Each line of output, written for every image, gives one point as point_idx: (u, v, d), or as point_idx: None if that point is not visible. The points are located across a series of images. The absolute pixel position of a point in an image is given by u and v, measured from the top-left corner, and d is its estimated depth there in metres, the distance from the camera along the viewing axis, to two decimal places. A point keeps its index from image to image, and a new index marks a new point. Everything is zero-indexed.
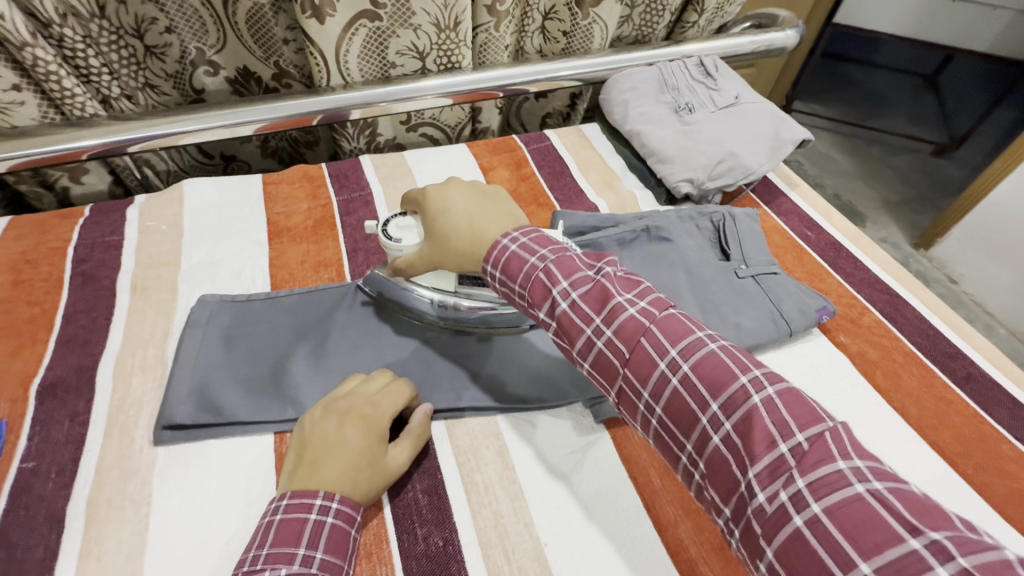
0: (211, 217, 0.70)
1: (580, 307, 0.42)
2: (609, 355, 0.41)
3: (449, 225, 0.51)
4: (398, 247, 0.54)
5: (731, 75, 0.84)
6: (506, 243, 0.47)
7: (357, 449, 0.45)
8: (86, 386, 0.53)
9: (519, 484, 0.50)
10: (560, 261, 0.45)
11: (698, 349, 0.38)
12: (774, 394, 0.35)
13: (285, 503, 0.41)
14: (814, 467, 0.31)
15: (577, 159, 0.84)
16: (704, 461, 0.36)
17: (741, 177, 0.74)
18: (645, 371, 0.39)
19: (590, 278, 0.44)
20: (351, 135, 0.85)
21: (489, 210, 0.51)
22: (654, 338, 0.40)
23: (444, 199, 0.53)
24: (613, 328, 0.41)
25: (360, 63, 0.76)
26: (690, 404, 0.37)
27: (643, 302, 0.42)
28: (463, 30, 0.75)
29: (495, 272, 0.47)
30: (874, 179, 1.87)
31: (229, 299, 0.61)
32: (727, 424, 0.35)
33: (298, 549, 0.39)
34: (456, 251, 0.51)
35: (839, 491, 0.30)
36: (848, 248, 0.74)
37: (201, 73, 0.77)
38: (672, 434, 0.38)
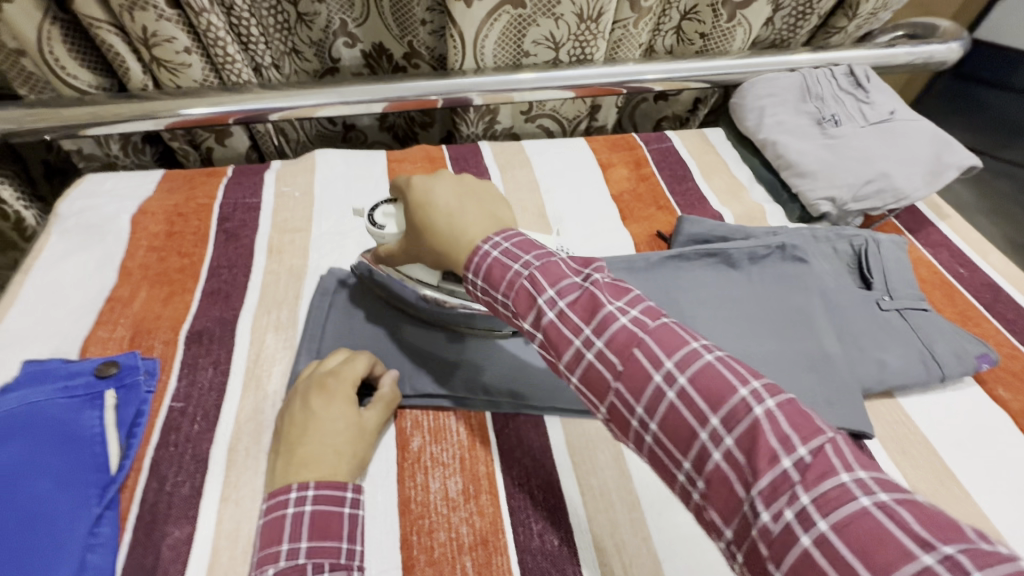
0: (339, 189, 0.72)
1: (568, 317, 0.36)
2: (599, 369, 0.35)
3: (431, 220, 0.44)
4: (380, 234, 0.52)
5: (884, 88, 0.77)
6: (486, 249, 0.40)
7: (335, 426, 0.45)
8: (227, 338, 0.56)
9: (638, 497, 0.48)
10: (545, 267, 0.38)
11: (695, 360, 0.33)
12: (775, 408, 0.30)
13: (264, 508, 0.40)
14: (818, 481, 0.28)
15: (700, 164, 0.81)
16: (703, 479, 0.31)
17: (891, 202, 0.68)
18: (639, 384, 0.34)
19: (578, 286, 0.37)
20: (471, 120, 0.85)
21: (472, 205, 0.44)
22: (648, 347, 0.34)
23: (427, 190, 0.45)
24: (603, 339, 0.35)
25: (496, 49, 0.76)
26: (688, 420, 0.32)
27: (637, 309, 0.36)
28: (604, 22, 0.73)
29: (474, 282, 0.41)
30: (999, 214, 1.70)
31: (353, 271, 0.61)
32: (727, 440, 0.31)
33: (282, 545, 0.38)
34: (434, 245, 0.44)
35: (845, 507, 0.27)
36: (1008, 292, 0.66)
37: (341, 44, 0.81)
38: (668, 453, 0.33)
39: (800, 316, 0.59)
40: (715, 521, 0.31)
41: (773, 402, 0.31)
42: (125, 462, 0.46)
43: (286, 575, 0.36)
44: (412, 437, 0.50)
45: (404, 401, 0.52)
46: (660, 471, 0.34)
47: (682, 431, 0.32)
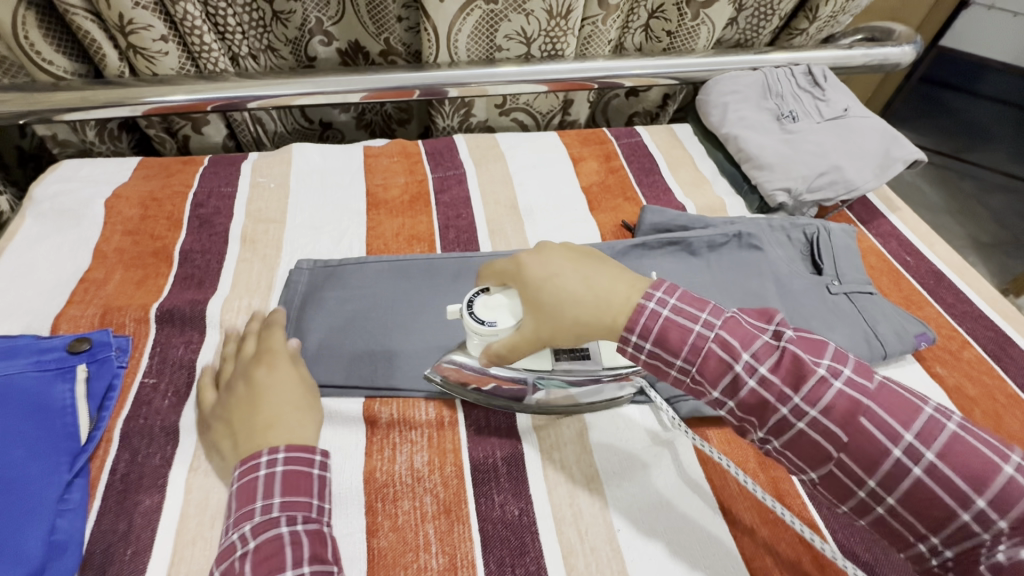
0: (315, 180, 0.74)
1: (718, 354, 0.41)
2: (762, 394, 0.40)
3: (561, 297, 0.43)
4: (493, 332, 0.45)
5: (840, 86, 0.81)
6: (653, 307, 0.42)
7: (281, 391, 0.48)
8: (199, 319, 0.57)
9: (597, 469, 0.50)
10: (725, 322, 0.42)
11: (824, 391, 0.39)
12: (931, 411, 0.39)
13: (236, 473, 0.42)
14: (935, 440, 0.37)
15: (668, 158, 0.84)
16: (798, 456, 0.40)
17: (842, 192, 0.72)
18: (783, 422, 0.40)
19: (752, 332, 0.42)
20: (447, 113, 0.87)
21: (600, 273, 0.45)
22: (812, 387, 0.39)
23: (546, 265, 0.45)
24: (765, 369, 0.40)
25: (469, 44, 0.78)
26: (824, 446, 0.39)
27: (767, 363, 0.40)
28: (573, 18, 0.76)
29: (639, 345, 0.43)
30: (963, 216, 1.82)
31: (321, 264, 0.63)
32: (887, 461, 0.38)
33: (255, 505, 0.41)
34: (574, 326, 0.43)
35: (938, 440, 0.37)
36: (951, 279, 0.70)
37: (317, 41, 0.83)
38: (800, 467, 0.41)
39: (754, 300, 0.62)
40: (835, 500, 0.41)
41: (847, 372, 0.40)
42: (95, 433, 0.48)
43: (262, 530, 0.39)
44: (381, 412, 0.52)
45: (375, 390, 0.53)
46: (821, 481, 0.41)
47: (805, 443, 0.40)
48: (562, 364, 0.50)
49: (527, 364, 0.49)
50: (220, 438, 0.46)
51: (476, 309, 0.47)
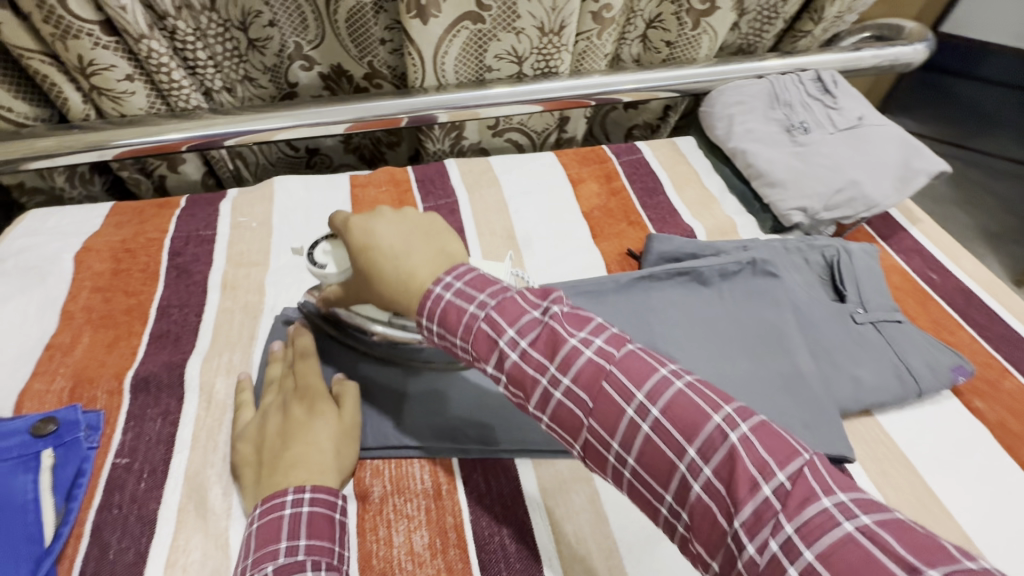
0: (300, 219, 0.69)
1: (532, 356, 0.36)
2: (570, 407, 0.35)
3: (372, 266, 0.43)
4: (322, 275, 0.49)
5: (853, 92, 0.76)
6: (438, 291, 0.40)
7: (320, 434, 0.45)
8: (177, 385, 0.53)
9: (615, 540, 0.46)
10: (501, 306, 0.38)
11: (666, 389, 0.34)
12: (749, 431, 0.31)
13: (258, 512, 0.40)
14: (800, 509, 0.28)
15: (672, 175, 0.79)
16: (687, 512, 0.32)
17: (863, 211, 0.67)
18: (612, 419, 0.34)
19: (537, 321, 0.37)
20: (437, 136, 0.83)
21: (413, 243, 0.43)
22: (616, 382, 0.35)
23: (367, 231, 0.44)
24: (569, 376, 0.35)
25: (457, 65, 0.73)
26: (666, 453, 0.33)
27: (598, 340, 0.36)
28: (567, 34, 0.71)
29: (466, 347, 0.39)
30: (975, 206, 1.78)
31: (310, 312, 0.59)
32: (705, 469, 0.31)
33: (280, 544, 0.38)
34: (377, 296, 0.43)
35: (828, 535, 0.27)
36: (982, 298, 0.66)
37: (298, 66, 0.78)
38: (648, 485, 0.34)
39: (774, 333, 0.58)
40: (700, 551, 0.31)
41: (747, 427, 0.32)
42: (63, 529, 0.43)
43: (285, 568, 0.36)
44: (373, 486, 0.47)
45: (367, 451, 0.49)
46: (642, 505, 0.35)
47: (701, 506, 0.31)
48: None
49: (417, 325, 0.50)
50: (244, 465, 0.45)
51: (317, 255, 0.51)
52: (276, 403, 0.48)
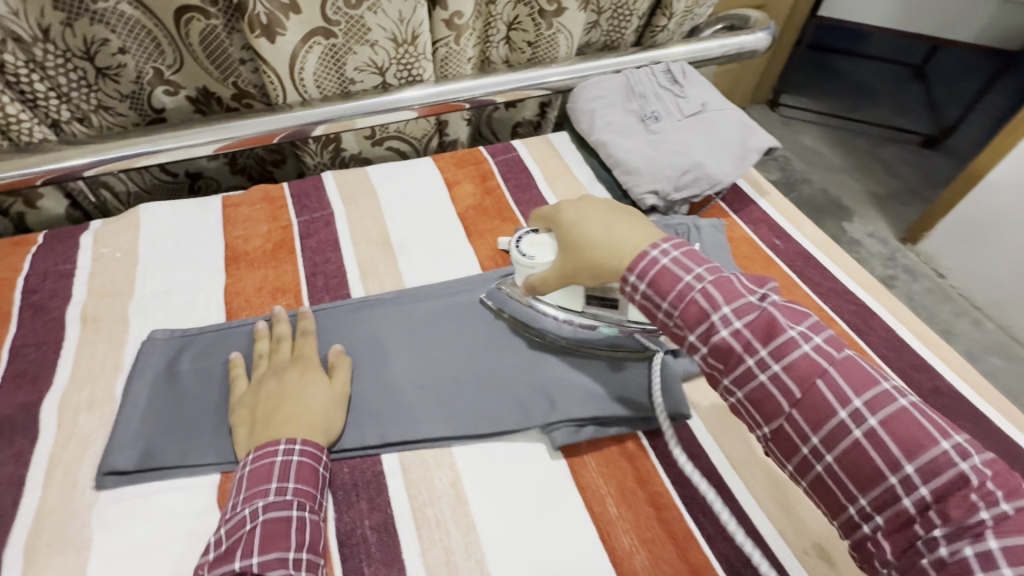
0: (168, 244, 0.69)
1: (742, 334, 0.42)
2: (774, 393, 0.41)
3: (585, 237, 0.51)
4: (530, 264, 0.56)
5: (698, 81, 0.83)
6: (654, 254, 0.46)
7: (313, 394, 0.51)
8: (31, 424, 0.52)
9: (472, 517, 0.48)
10: (718, 282, 0.44)
11: (792, 350, 0.40)
12: (877, 425, 0.37)
13: (252, 457, 0.47)
14: (1013, 535, 0.32)
15: (545, 170, 0.83)
16: (745, 392, 0.42)
17: (708, 187, 0.73)
18: (820, 414, 0.39)
19: (755, 307, 0.43)
20: (314, 151, 0.84)
21: (622, 224, 0.51)
22: (832, 382, 0.39)
23: (574, 215, 0.54)
24: (782, 364, 0.40)
25: (318, 79, 0.74)
26: (874, 459, 0.37)
27: (818, 338, 0.41)
28: (422, 43, 0.74)
29: (635, 283, 0.46)
30: (862, 173, 1.95)
31: (178, 334, 0.59)
32: (922, 486, 0.35)
33: (271, 484, 0.45)
34: (592, 266, 0.50)
35: (888, 406, 0.38)
36: (818, 258, 0.73)
37: (160, 92, 0.77)
38: (842, 486, 0.39)
39: None
40: (866, 511, 0.38)
41: (871, 415, 0.38)
42: None
43: (272, 508, 0.43)
44: None
45: (230, 463, 0.50)
46: (825, 500, 0.40)
47: (761, 393, 0.41)
48: (590, 310, 0.58)
49: (557, 301, 0.58)
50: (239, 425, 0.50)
51: (523, 245, 0.58)
52: (270, 372, 0.54)
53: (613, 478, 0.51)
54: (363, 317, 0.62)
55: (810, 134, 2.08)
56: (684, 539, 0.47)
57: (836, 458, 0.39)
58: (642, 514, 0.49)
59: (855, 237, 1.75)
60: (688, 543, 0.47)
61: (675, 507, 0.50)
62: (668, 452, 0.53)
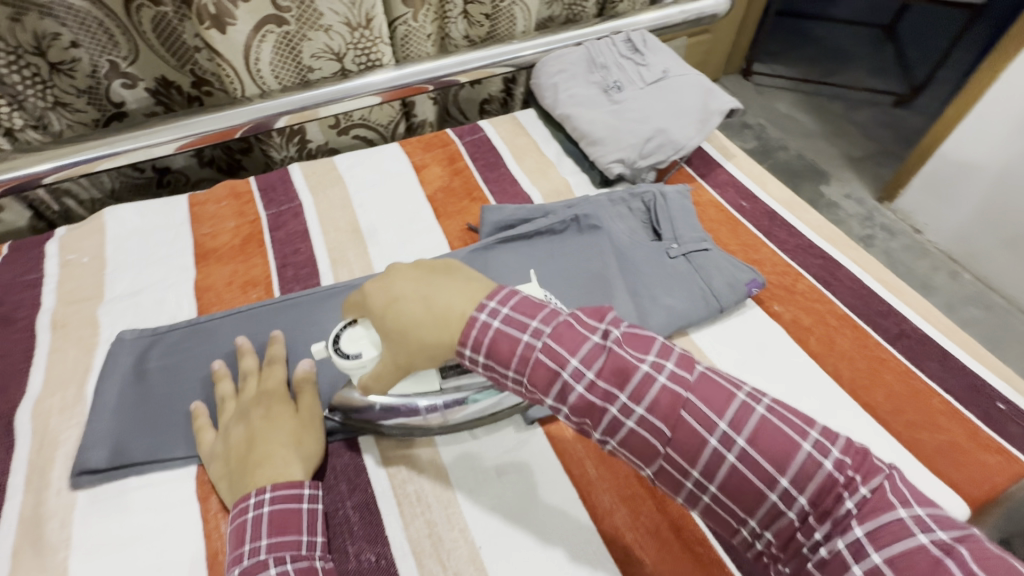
0: (134, 245, 0.68)
1: (597, 385, 0.38)
2: (645, 436, 0.37)
3: (404, 318, 0.42)
4: (359, 364, 0.45)
5: (659, 49, 0.83)
6: (484, 319, 0.40)
7: (279, 426, 0.48)
8: (6, 433, 0.52)
9: (453, 490, 0.49)
10: (625, 336, 0.39)
11: (650, 388, 0.37)
12: (745, 444, 0.35)
13: (227, 521, 0.43)
14: (875, 515, 0.33)
15: (512, 148, 0.83)
16: (623, 443, 0.38)
17: (673, 153, 0.73)
18: (756, 458, 0.35)
19: (600, 349, 0.38)
20: (279, 144, 0.84)
21: (444, 283, 0.43)
22: (695, 409, 0.37)
23: (387, 290, 0.44)
24: (646, 405, 0.37)
25: (275, 71, 0.74)
26: (754, 481, 0.35)
27: (671, 364, 0.38)
28: (377, 26, 0.74)
29: (473, 355, 0.41)
30: (837, 136, 1.96)
31: (149, 332, 0.59)
32: (802, 498, 0.34)
33: (245, 546, 0.41)
34: (426, 346, 0.41)
35: (815, 474, 0.34)
36: (784, 216, 0.74)
37: (118, 85, 0.77)
38: (730, 510, 0.36)
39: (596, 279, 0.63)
40: (755, 529, 0.36)
41: (743, 440, 0.35)
42: None
43: (251, 571, 0.39)
44: (217, 488, 0.49)
45: None
46: (722, 526, 0.38)
47: (637, 437, 0.37)
48: None
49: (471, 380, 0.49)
50: (217, 479, 0.48)
51: (342, 343, 0.47)
52: (254, 401, 0.50)
53: (590, 442, 0.52)
54: (333, 304, 0.62)
55: (785, 101, 2.09)
56: (664, 495, 0.48)
57: (719, 486, 0.36)
58: (622, 474, 0.50)
59: (833, 200, 1.77)
60: (669, 497, 0.48)
61: None
62: None
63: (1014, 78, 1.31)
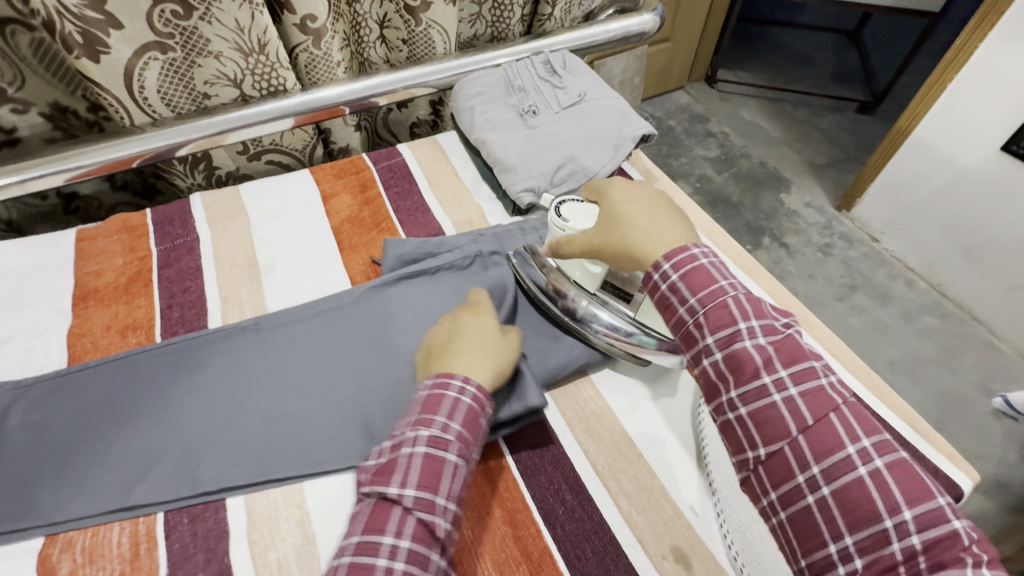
0: (10, 286, 0.64)
1: (765, 351, 0.42)
2: (787, 414, 0.41)
3: (623, 216, 0.51)
4: (562, 224, 0.58)
5: (579, 71, 0.81)
6: (697, 252, 0.46)
7: (474, 334, 0.51)
8: None
9: (318, 558, 0.46)
10: (750, 300, 0.45)
11: (810, 378, 0.41)
12: (882, 467, 0.38)
13: (429, 383, 0.46)
14: (890, 466, 0.38)
15: (429, 173, 0.80)
16: (751, 408, 0.42)
17: (584, 180, 0.70)
18: (827, 444, 0.39)
19: (781, 330, 0.43)
20: (182, 172, 0.80)
21: (664, 217, 0.50)
22: (844, 417, 0.40)
23: (623, 192, 0.53)
24: (799, 388, 0.41)
25: (164, 96, 0.70)
26: (875, 501, 0.37)
27: (835, 374, 0.42)
28: (273, 51, 0.70)
29: (669, 275, 0.46)
30: (797, 142, 1.96)
31: (11, 385, 0.55)
32: (915, 536, 0.35)
33: (438, 419, 0.43)
34: (616, 246, 0.51)
35: (939, 523, 0.35)
36: (702, 243, 0.72)
37: (5, 111, 0.73)
38: (830, 519, 0.38)
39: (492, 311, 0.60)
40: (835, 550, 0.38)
41: (879, 462, 0.38)
42: None
43: (434, 444, 0.42)
44: (61, 563, 0.45)
45: (58, 524, 0.47)
46: (803, 535, 0.40)
47: (772, 410, 0.41)
48: (603, 296, 0.59)
49: (578, 280, 0.60)
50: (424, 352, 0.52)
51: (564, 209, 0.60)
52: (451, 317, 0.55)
53: (470, 500, 0.49)
54: (217, 349, 0.59)
55: (746, 108, 2.08)
56: (541, 559, 0.45)
57: (834, 490, 0.38)
58: (498, 536, 0.47)
59: (792, 209, 1.76)
60: (545, 561, 0.45)
61: (535, 524, 0.47)
62: (531, 465, 0.51)
63: (957, 90, 1.31)
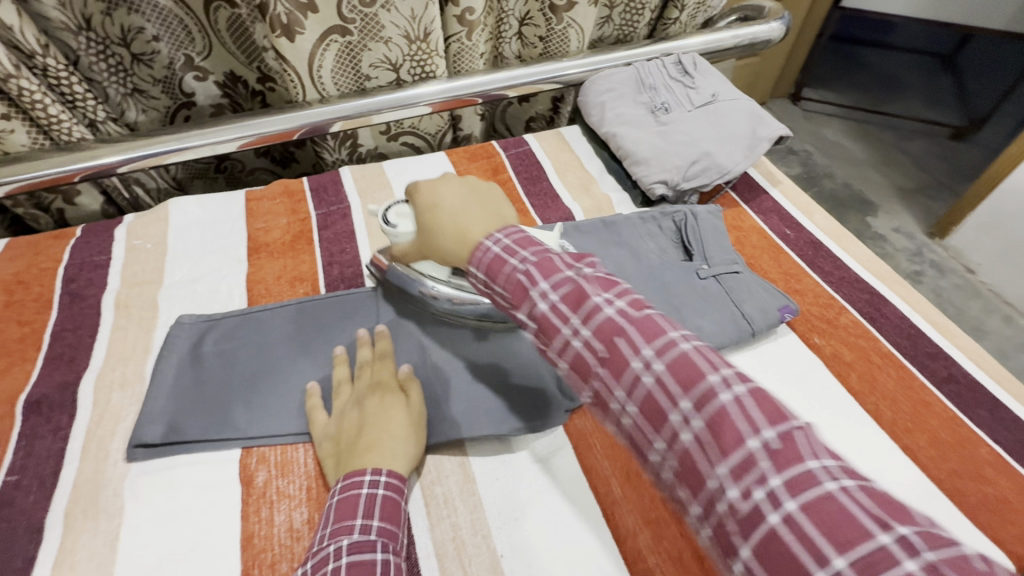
0: (194, 235, 0.72)
1: (558, 308, 0.39)
2: (585, 356, 0.38)
3: (437, 221, 0.49)
4: (394, 233, 0.56)
5: (709, 72, 0.83)
6: (492, 247, 0.43)
7: (442, 209, 0.49)
8: (70, 403, 0.56)
9: (480, 496, 0.50)
10: (540, 262, 0.41)
11: (598, 314, 0.38)
12: (664, 368, 0.35)
13: (340, 487, 0.45)
14: (680, 372, 0.35)
15: (556, 163, 0.84)
16: (575, 366, 0.39)
17: (717, 177, 0.73)
18: (622, 372, 0.36)
19: (570, 279, 0.40)
20: (332, 147, 0.87)
21: (476, 207, 0.49)
22: (631, 339, 0.37)
23: (433, 194, 0.51)
24: (590, 328, 0.38)
25: (335, 79, 0.78)
26: (660, 402, 0.35)
27: (622, 302, 0.39)
28: (434, 40, 0.77)
29: (477, 275, 0.44)
30: (889, 165, 1.90)
31: (205, 318, 0.62)
32: (710, 443, 0.32)
33: (356, 519, 0.42)
34: (443, 248, 0.49)
35: (729, 426, 0.32)
36: (829, 247, 0.72)
37: (190, 77, 0.82)
38: (646, 431, 0.36)
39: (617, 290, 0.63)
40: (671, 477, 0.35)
41: (663, 368, 0.35)
42: None
43: (358, 548, 0.40)
44: (257, 472, 0.51)
45: (252, 439, 0.53)
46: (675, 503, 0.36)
47: (579, 359, 0.38)
48: (453, 280, 0.59)
49: (436, 274, 0.59)
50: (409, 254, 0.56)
51: (390, 215, 0.58)
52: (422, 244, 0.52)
53: (618, 461, 0.52)
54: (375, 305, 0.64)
55: (834, 127, 2.04)
56: (689, 522, 0.48)
57: (638, 409, 0.36)
58: (647, 495, 0.50)
59: (880, 232, 1.70)
60: None
61: None
62: None
63: None
